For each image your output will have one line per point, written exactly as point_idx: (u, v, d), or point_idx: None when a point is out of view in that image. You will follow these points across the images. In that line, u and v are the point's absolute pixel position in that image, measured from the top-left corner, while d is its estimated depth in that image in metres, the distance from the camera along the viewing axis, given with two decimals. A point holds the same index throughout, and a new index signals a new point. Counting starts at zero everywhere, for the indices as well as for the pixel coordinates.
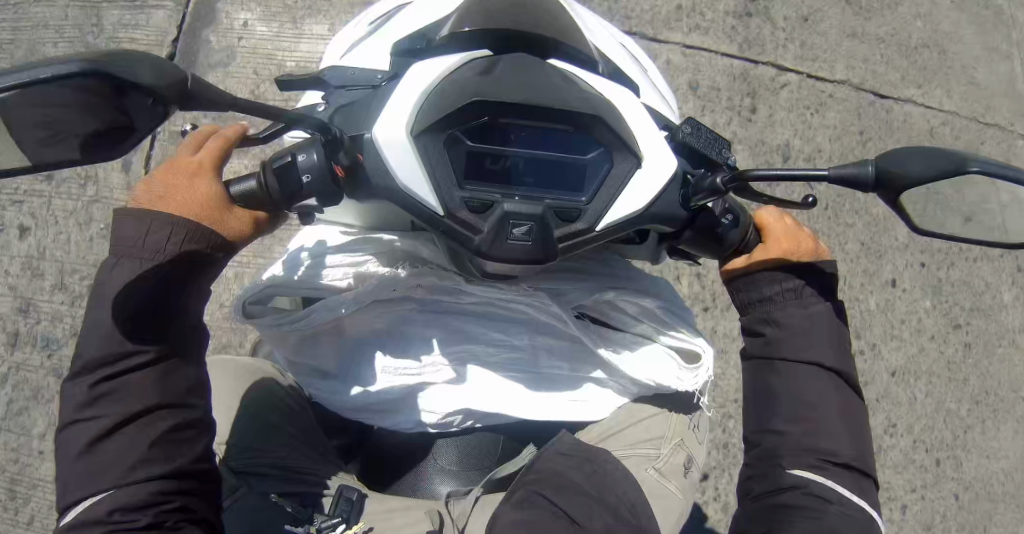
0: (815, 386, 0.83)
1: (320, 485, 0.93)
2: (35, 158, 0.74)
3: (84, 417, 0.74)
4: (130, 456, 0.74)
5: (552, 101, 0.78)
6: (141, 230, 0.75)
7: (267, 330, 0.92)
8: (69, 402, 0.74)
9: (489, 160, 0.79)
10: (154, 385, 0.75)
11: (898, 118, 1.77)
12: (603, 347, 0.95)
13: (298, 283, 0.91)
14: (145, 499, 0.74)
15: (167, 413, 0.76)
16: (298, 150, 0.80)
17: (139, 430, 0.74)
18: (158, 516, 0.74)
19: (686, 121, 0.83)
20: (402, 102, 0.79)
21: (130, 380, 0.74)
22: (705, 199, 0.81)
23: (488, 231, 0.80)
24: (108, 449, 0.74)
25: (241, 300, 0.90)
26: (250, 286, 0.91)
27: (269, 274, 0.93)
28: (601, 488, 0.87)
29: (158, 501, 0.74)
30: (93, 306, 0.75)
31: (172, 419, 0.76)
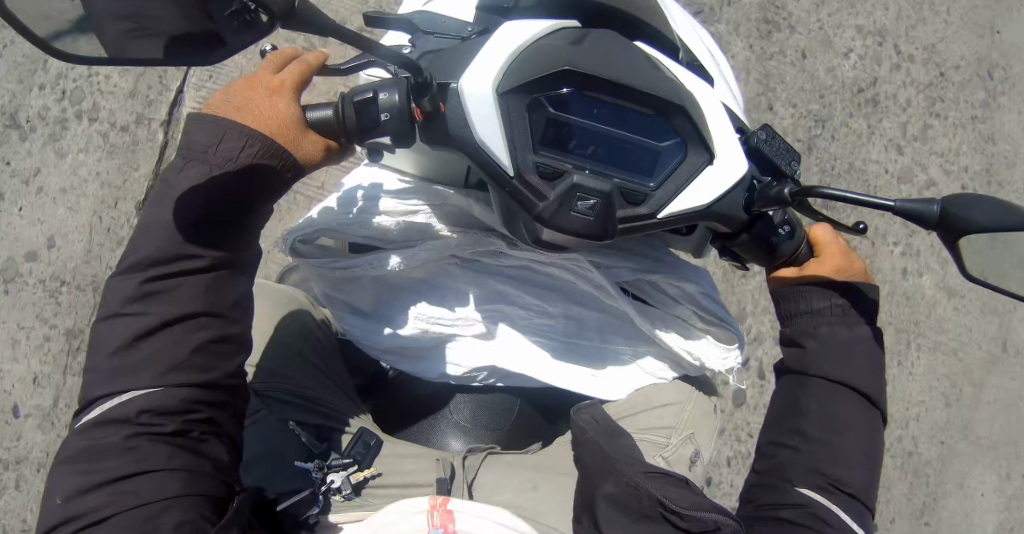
0: (842, 407, 0.85)
1: (338, 424, 0.94)
2: (111, 49, 0.67)
3: (129, 312, 0.72)
4: (166, 360, 0.72)
5: (639, 83, 0.78)
6: (216, 137, 0.74)
7: (313, 268, 0.94)
8: (114, 296, 0.73)
9: (567, 131, 0.79)
10: (203, 292, 0.74)
11: (934, 175, 1.84)
12: (643, 324, 0.95)
13: (349, 223, 0.91)
14: (176, 405, 0.72)
15: (212, 322, 0.74)
16: (381, 88, 0.78)
17: (181, 334, 0.72)
18: (185, 425, 0.72)
19: (762, 128, 0.84)
20: (490, 61, 0.78)
21: (180, 283, 0.73)
22: (769, 205, 0.82)
23: (554, 199, 0.80)
24: (145, 349, 0.71)
25: (290, 238, 0.92)
26: (294, 228, 0.91)
27: (318, 212, 0.93)
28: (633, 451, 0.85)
29: (188, 409, 0.72)
30: (155, 205, 0.74)
31: (214, 328, 0.74)
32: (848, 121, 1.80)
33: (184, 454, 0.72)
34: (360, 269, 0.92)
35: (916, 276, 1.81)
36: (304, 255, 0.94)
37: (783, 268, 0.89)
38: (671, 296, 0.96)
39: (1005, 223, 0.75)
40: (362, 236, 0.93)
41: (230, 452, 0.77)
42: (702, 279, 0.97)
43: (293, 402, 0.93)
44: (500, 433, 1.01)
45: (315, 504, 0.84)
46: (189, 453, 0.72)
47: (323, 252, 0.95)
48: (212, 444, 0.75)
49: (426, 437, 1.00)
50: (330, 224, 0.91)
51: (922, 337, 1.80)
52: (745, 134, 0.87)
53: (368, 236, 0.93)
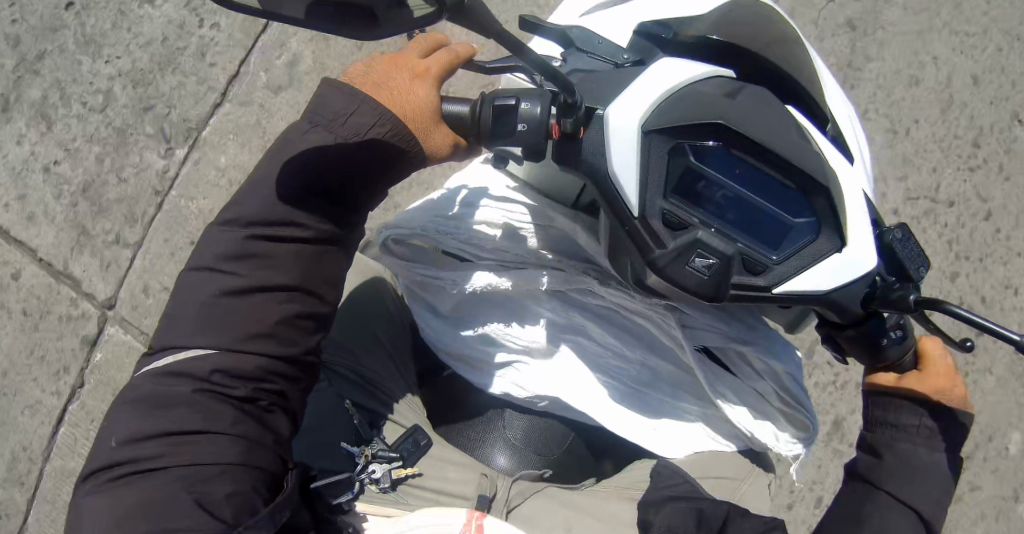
0: (901, 524, 0.80)
1: (387, 408, 0.91)
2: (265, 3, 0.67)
3: (223, 269, 0.71)
4: (252, 324, 0.70)
5: (788, 153, 0.74)
6: (348, 107, 0.71)
7: (403, 268, 0.93)
8: (212, 248, 0.72)
9: (702, 183, 0.76)
10: (301, 263, 0.72)
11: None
12: (716, 390, 0.92)
13: (445, 231, 0.88)
14: (251, 372, 0.70)
15: (302, 296, 0.73)
16: (523, 97, 0.74)
17: (271, 301, 0.71)
18: (256, 393, 0.71)
19: (898, 226, 0.80)
20: (642, 96, 0.75)
21: (281, 250, 0.71)
22: (887, 307, 0.79)
23: (672, 250, 0.77)
24: (233, 309, 0.70)
25: (384, 235, 0.90)
26: (391, 225, 0.90)
27: (416, 214, 0.92)
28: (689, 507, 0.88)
29: (261, 378, 0.71)
30: (271, 163, 0.72)
31: (303, 303, 0.73)
32: None
33: (248, 422, 0.70)
34: (447, 282, 0.91)
35: None
36: (397, 254, 0.93)
37: (882, 372, 0.85)
38: (756, 370, 0.92)
39: None
40: (456, 248, 0.89)
41: (290, 428, 0.75)
42: (790, 359, 0.93)
43: (353, 381, 0.91)
44: (547, 460, 0.97)
45: (349, 491, 0.83)
46: (253, 423, 0.70)
47: (413, 252, 0.93)
48: (276, 416, 0.73)
49: (472, 445, 0.97)
50: (425, 231, 0.88)
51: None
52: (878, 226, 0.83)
53: (463, 250, 0.90)
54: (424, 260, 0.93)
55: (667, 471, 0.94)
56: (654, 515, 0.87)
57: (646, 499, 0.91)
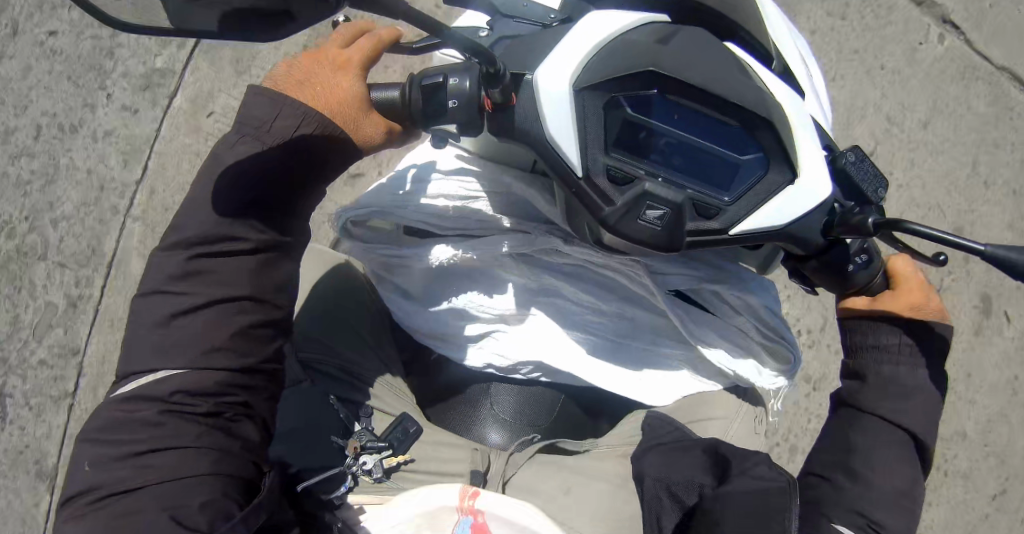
0: (889, 448, 0.80)
1: (364, 397, 0.92)
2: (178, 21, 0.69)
3: (173, 290, 0.71)
4: (205, 342, 0.71)
5: (727, 93, 0.73)
6: (273, 111, 0.71)
7: (365, 251, 0.94)
8: (157, 271, 0.72)
9: (642, 133, 0.74)
10: (248, 276, 0.73)
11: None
12: (693, 330, 0.92)
13: (400, 204, 0.88)
14: (209, 388, 0.71)
15: (253, 308, 0.74)
16: (451, 72, 0.74)
17: (221, 317, 0.72)
18: (219, 406, 0.72)
19: (851, 149, 0.79)
20: (570, 54, 0.74)
21: (225, 264, 0.72)
22: (847, 233, 0.77)
23: (621, 206, 0.76)
24: (184, 328, 0.71)
25: (344, 215, 0.91)
26: (350, 207, 0.90)
27: (372, 195, 0.91)
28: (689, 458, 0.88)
29: (222, 392, 0.72)
30: (204, 177, 0.72)
31: (255, 314, 0.74)
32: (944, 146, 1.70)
33: (212, 434, 0.72)
34: (412, 256, 0.91)
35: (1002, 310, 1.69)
36: (358, 236, 0.94)
37: (855, 297, 0.84)
38: (733, 306, 0.92)
39: None
40: (419, 220, 0.89)
41: (261, 435, 0.76)
42: (765, 291, 0.92)
43: (337, 377, 0.93)
44: (541, 427, 0.98)
45: (343, 484, 0.83)
46: (219, 433, 0.72)
47: (375, 235, 0.94)
48: (243, 425, 0.74)
49: (463, 427, 0.97)
50: (384, 209, 0.88)
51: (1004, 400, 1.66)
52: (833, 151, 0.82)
53: (425, 223, 0.89)
54: (388, 242, 0.93)
55: (659, 422, 0.95)
56: (647, 466, 0.89)
57: (641, 445, 0.92)
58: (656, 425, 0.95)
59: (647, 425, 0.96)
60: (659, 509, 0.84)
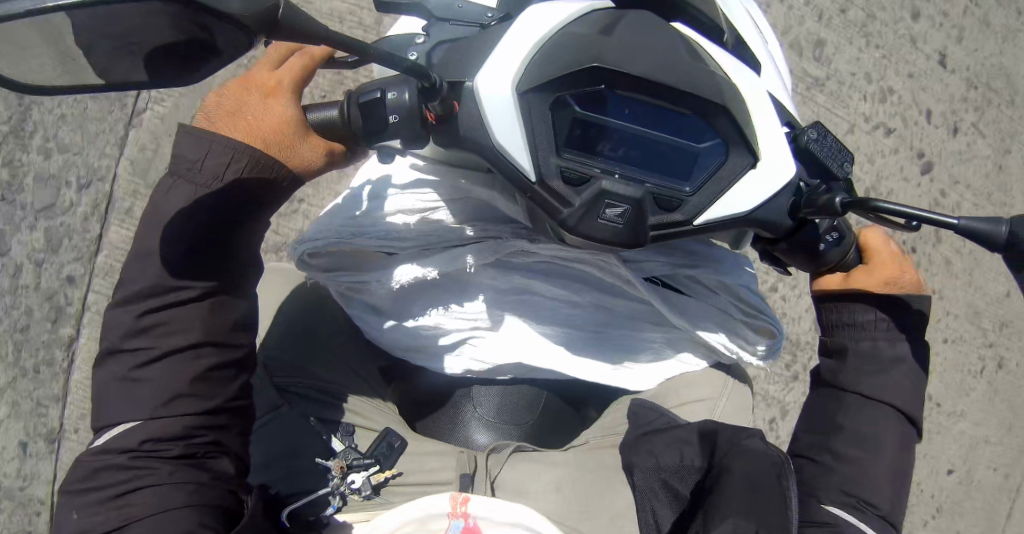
0: (877, 423, 0.78)
1: (342, 413, 0.91)
2: (113, 77, 0.67)
3: (129, 347, 0.70)
4: (167, 389, 0.70)
5: (676, 81, 0.69)
6: (202, 151, 0.69)
7: (326, 279, 0.90)
8: (113, 327, 0.70)
9: (594, 130, 0.71)
10: (203, 321, 0.71)
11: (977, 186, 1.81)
12: (674, 315, 0.88)
13: (355, 233, 0.84)
14: (178, 432, 0.70)
15: (215, 351, 0.72)
16: (389, 86, 0.71)
17: (182, 363, 0.71)
18: (190, 448, 0.71)
19: (812, 125, 0.76)
20: (508, 56, 0.70)
21: (176, 312, 0.70)
22: (817, 214, 0.75)
23: (580, 206, 0.73)
24: (145, 379, 0.70)
25: (298, 251, 0.87)
26: (304, 242, 0.85)
27: (326, 223, 0.87)
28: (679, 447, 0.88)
29: (191, 434, 0.71)
30: (146, 225, 0.70)
31: (217, 357, 0.73)
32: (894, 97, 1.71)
33: (186, 470, 0.70)
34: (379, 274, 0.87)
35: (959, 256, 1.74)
36: (314, 266, 0.89)
37: (829, 274, 0.82)
38: (709, 288, 0.89)
39: None
40: (378, 244, 0.85)
41: (238, 467, 0.76)
42: (741, 269, 0.90)
43: (316, 398, 0.91)
44: (525, 427, 0.96)
45: (330, 505, 0.82)
46: (193, 468, 0.71)
47: (334, 260, 0.89)
48: (217, 460, 0.74)
49: (449, 430, 0.95)
50: (341, 240, 0.84)
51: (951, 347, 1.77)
52: (795, 128, 0.79)
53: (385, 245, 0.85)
54: (349, 266, 0.89)
55: (643, 410, 0.95)
56: (637, 457, 0.88)
57: (630, 439, 0.92)
58: (642, 413, 0.95)
59: (635, 413, 0.95)
60: (654, 500, 0.84)
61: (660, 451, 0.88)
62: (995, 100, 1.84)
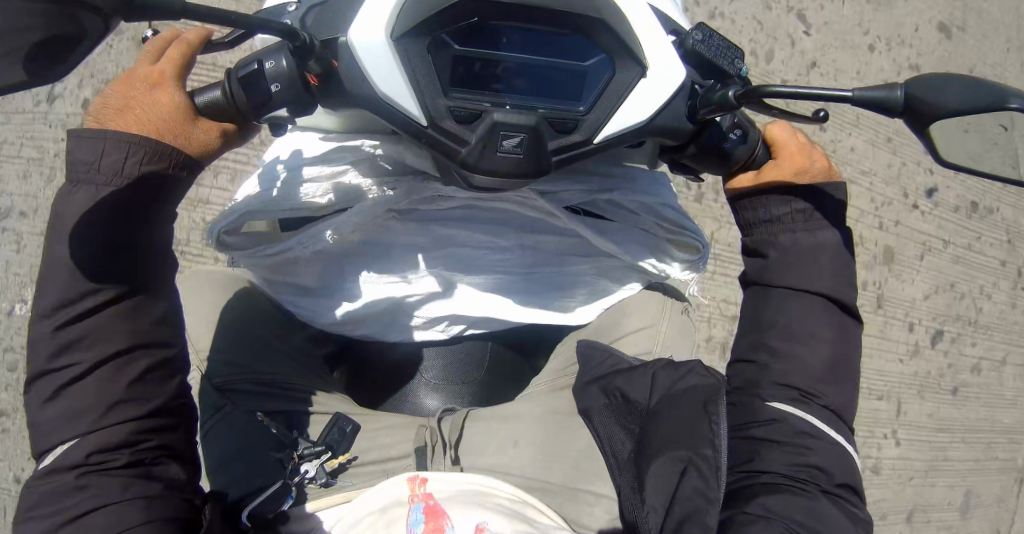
0: (809, 316, 0.81)
1: (307, 403, 0.90)
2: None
3: (56, 367, 0.69)
4: (101, 403, 0.70)
5: (551, 1, 0.69)
6: (96, 151, 0.69)
7: (245, 258, 0.88)
8: (35, 344, 0.69)
9: (479, 65, 0.71)
10: (124, 323, 0.71)
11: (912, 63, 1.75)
12: (591, 240, 0.90)
13: (274, 201, 0.84)
14: (121, 440, 0.70)
15: (144, 352, 0.72)
16: (266, 56, 0.71)
17: (109, 374, 0.70)
18: (137, 455, 0.71)
19: (697, 27, 0.76)
20: (378, 4, 0.70)
21: (97, 321, 0.70)
22: (713, 112, 0.75)
23: (477, 143, 0.73)
24: (76, 396, 0.70)
25: (214, 230, 0.85)
26: (222, 217, 0.84)
27: (242, 197, 0.86)
28: (634, 382, 0.89)
29: (137, 440, 0.71)
30: (51, 242, 0.69)
31: (149, 357, 0.72)
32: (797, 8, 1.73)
33: (138, 481, 0.71)
34: (297, 246, 0.86)
35: (889, 150, 1.77)
36: (235, 246, 0.88)
37: (739, 175, 0.84)
38: (630, 210, 0.90)
39: (981, 102, 0.68)
40: (291, 212, 0.86)
41: (187, 470, 0.76)
42: (661, 187, 0.91)
43: (256, 390, 0.89)
44: (473, 384, 0.99)
45: (287, 496, 0.82)
46: (144, 478, 0.71)
47: (253, 240, 0.89)
48: (166, 466, 0.74)
49: (402, 401, 0.98)
50: (256, 210, 0.84)
51: (901, 238, 1.77)
52: (680, 35, 0.79)
53: (297, 211, 0.86)
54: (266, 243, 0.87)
55: (589, 349, 0.96)
56: (590, 401, 0.90)
57: (585, 378, 0.93)
58: (585, 349, 0.96)
59: (584, 349, 0.96)
60: (616, 443, 0.86)
61: (613, 390, 0.89)
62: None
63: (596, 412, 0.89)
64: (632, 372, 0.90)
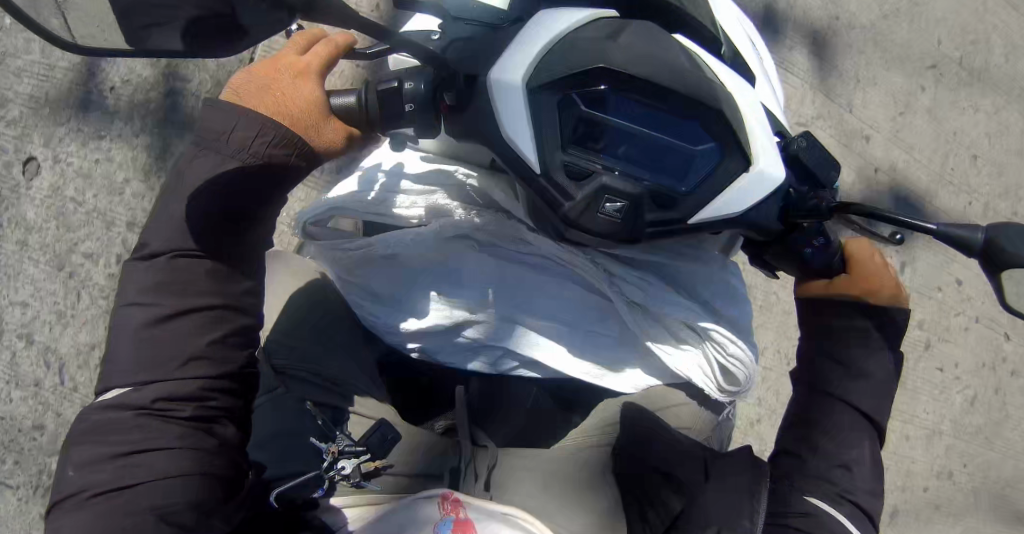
0: (852, 428, 0.85)
1: (349, 403, 0.92)
2: (135, 42, 0.64)
3: (147, 301, 0.71)
4: (181, 352, 0.71)
5: (677, 84, 0.73)
6: (228, 125, 0.71)
7: (327, 250, 0.97)
8: (134, 281, 0.72)
9: (598, 129, 0.75)
10: (218, 287, 0.73)
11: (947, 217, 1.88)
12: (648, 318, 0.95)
13: (368, 202, 0.89)
14: (192, 393, 0.72)
15: (228, 317, 0.74)
16: (405, 77, 0.76)
17: (196, 327, 0.72)
18: (202, 411, 0.73)
19: (801, 134, 0.81)
20: (523, 49, 0.74)
21: (196, 276, 0.72)
22: (803, 218, 0.80)
23: (581, 200, 0.77)
24: (158, 339, 0.71)
25: (305, 218, 0.92)
26: (310, 206, 0.91)
27: (336, 193, 0.91)
28: (662, 449, 0.96)
29: (203, 397, 0.73)
30: (171, 195, 0.73)
31: (231, 323, 0.75)
32: (879, 126, 1.81)
33: (193, 434, 0.72)
34: (371, 246, 0.93)
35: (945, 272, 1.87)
36: (319, 236, 0.98)
37: (812, 281, 0.88)
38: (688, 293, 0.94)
39: None
40: (375, 215, 0.90)
41: (240, 434, 0.77)
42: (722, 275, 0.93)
43: (309, 379, 0.93)
44: (511, 421, 1.04)
45: (320, 487, 0.85)
46: (199, 433, 0.72)
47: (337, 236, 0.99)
48: (223, 426, 0.75)
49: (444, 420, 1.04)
50: (346, 206, 0.89)
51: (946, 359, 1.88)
52: (785, 137, 0.84)
53: (384, 215, 0.90)
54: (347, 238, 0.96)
55: (633, 418, 1.01)
56: (620, 464, 0.96)
57: (618, 447, 0.98)
58: (627, 417, 1.02)
59: (621, 414, 1.03)
60: (644, 506, 0.90)
61: (637, 458, 0.96)
62: (978, 123, 1.94)
63: (624, 459, 0.96)
64: (675, 445, 0.97)
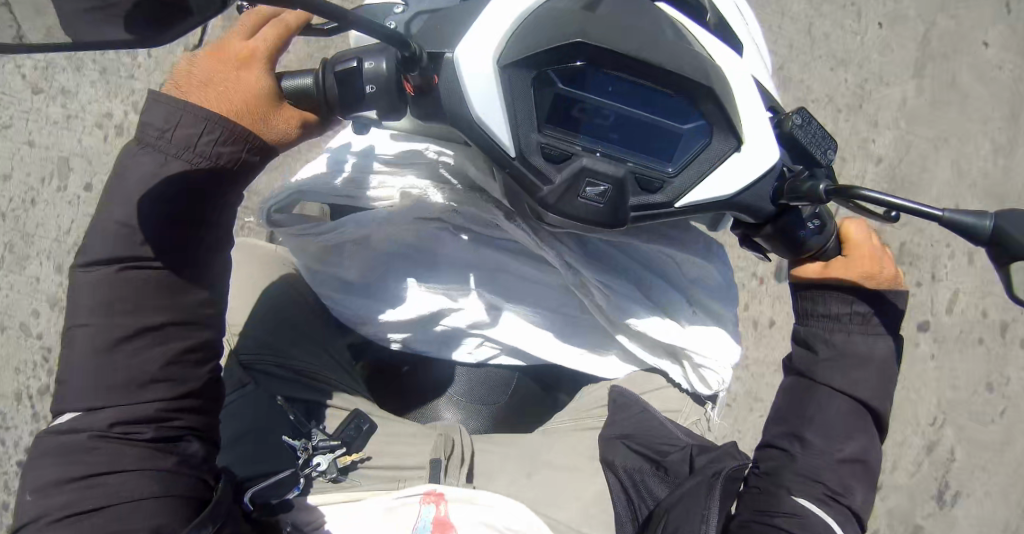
0: (847, 421, 0.82)
1: (326, 396, 0.90)
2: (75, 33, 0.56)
3: (94, 321, 0.67)
4: (135, 373, 0.68)
5: (661, 58, 0.67)
6: (171, 121, 0.66)
7: (292, 236, 0.88)
8: (81, 294, 0.67)
9: (576, 108, 0.69)
10: (168, 299, 0.69)
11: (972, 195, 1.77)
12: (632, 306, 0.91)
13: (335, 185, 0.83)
14: (150, 414, 0.69)
15: (183, 331, 0.70)
16: (366, 56, 0.70)
17: (148, 344, 0.68)
18: (162, 431, 0.69)
19: (797, 111, 0.75)
20: (490, 25, 0.68)
21: (145, 288, 0.68)
22: (795, 199, 0.74)
23: (560, 184, 0.72)
24: (107, 359, 0.67)
25: (267, 207, 0.85)
26: (273, 193, 0.85)
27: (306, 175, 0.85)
28: (653, 437, 0.92)
29: (163, 417, 0.69)
30: (112, 200, 0.67)
31: (189, 338, 0.71)
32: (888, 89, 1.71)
33: (155, 456, 0.69)
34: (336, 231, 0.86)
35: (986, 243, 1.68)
36: (284, 224, 0.88)
37: (807, 262, 0.83)
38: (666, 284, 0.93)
39: None
40: (342, 196, 0.85)
41: (207, 450, 0.74)
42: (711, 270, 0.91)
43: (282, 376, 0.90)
44: (495, 408, 1.01)
45: (295, 486, 0.80)
46: (161, 455, 0.69)
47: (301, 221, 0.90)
48: (187, 444, 0.72)
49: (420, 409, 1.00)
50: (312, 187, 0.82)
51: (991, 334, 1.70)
52: (778, 113, 0.79)
53: (353, 196, 0.84)
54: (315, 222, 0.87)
55: (623, 400, 0.97)
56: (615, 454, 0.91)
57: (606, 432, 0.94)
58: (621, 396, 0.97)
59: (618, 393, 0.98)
60: (631, 503, 0.86)
61: (628, 450, 0.92)
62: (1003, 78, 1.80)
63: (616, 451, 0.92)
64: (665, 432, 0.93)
